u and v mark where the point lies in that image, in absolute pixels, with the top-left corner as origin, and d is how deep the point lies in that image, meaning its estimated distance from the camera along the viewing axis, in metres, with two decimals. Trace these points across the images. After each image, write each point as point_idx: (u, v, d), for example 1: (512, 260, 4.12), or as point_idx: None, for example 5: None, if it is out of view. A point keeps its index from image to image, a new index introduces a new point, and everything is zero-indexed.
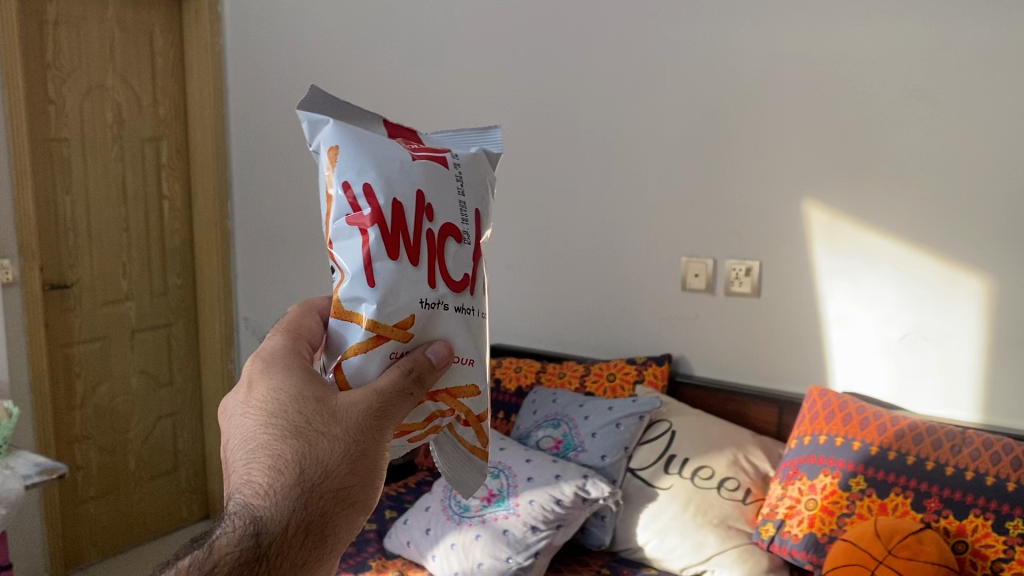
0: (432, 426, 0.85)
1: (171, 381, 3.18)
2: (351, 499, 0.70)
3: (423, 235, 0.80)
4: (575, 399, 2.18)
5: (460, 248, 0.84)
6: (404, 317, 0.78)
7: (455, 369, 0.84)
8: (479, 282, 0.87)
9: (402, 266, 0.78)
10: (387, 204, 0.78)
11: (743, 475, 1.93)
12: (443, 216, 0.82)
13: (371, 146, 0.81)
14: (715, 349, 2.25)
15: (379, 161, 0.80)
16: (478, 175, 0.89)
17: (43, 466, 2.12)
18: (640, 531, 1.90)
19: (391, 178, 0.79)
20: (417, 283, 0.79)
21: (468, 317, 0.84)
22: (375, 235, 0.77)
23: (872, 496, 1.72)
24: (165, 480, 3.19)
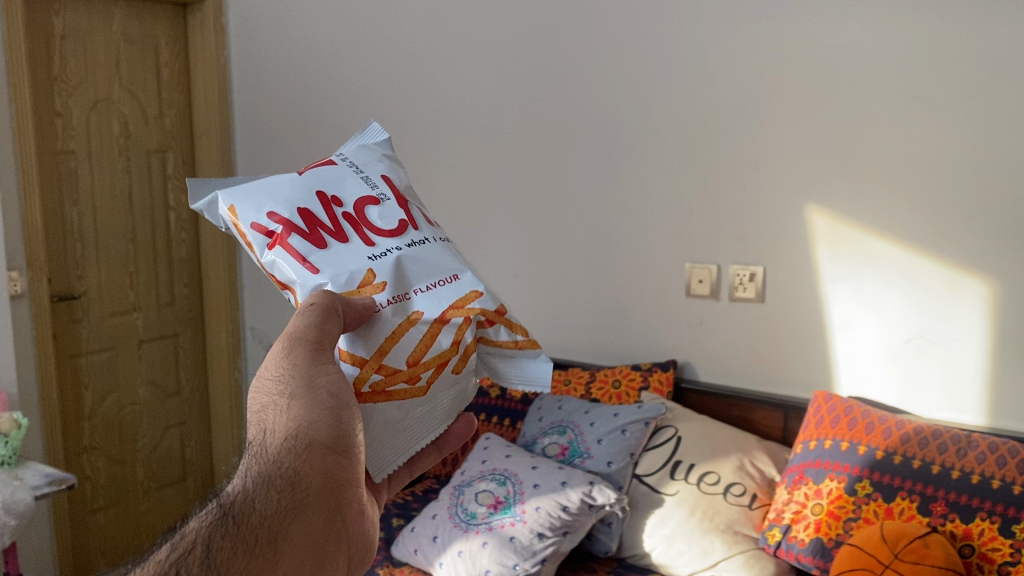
0: (464, 346, 0.92)
1: (179, 391, 3.19)
2: (310, 436, 0.75)
3: (340, 216, 0.92)
4: (580, 405, 2.17)
5: (382, 207, 0.95)
6: (365, 276, 0.88)
7: (445, 290, 0.92)
8: (418, 219, 0.97)
9: (333, 248, 0.89)
10: (294, 214, 0.89)
11: (749, 480, 1.94)
12: (349, 197, 0.94)
13: (257, 187, 0.92)
14: (720, 356, 2.25)
15: (272, 193, 0.91)
16: (369, 156, 1.01)
17: (52, 477, 2.13)
18: (646, 537, 1.90)
19: (286, 196, 0.91)
20: (357, 249, 0.90)
21: (425, 246, 0.94)
22: (296, 238, 0.88)
23: (878, 500, 1.72)
24: (173, 490, 3.20)
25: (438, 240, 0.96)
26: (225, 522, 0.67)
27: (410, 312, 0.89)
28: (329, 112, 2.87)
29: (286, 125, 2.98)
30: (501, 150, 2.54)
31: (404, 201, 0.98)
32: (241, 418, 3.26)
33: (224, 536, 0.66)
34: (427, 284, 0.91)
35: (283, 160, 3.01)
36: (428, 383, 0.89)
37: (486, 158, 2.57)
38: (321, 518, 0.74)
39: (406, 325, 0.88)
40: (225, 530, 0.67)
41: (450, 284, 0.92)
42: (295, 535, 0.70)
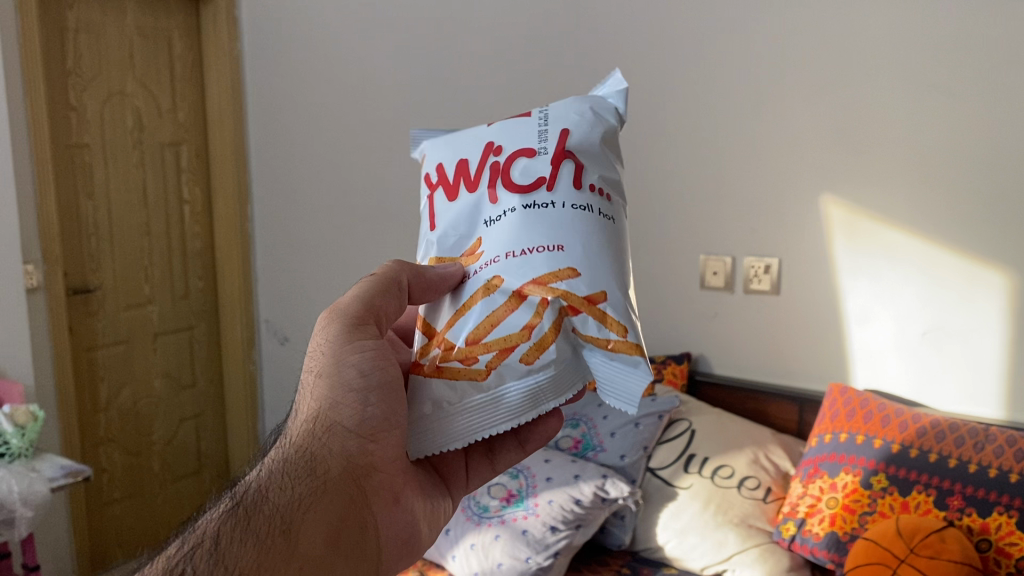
0: (538, 333, 0.83)
1: (193, 383, 3.20)
2: (330, 420, 0.80)
3: (486, 168, 0.93)
4: (593, 398, 2.15)
5: (534, 160, 0.92)
6: (470, 245, 0.92)
7: (536, 258, 0.86)
8: (563, 179, 0.90)
9: (459, 203, 0.93)
10: (455, 164, 0.96)
11: (763, 474, 1.93)
12: (512, 146, 0.94)
13: (455, 136, 1.00)
14: (734, 349, 2.24)
15: (455, 142, 0.99)
16: (573, 107, 0.95)
17: (68, 469, 2.15)
18: (660, 530, 1.89)
19: (459, 146, 0.97)
20: (477, 206, 0.92)
21: (548, 213, 0.88)
22: (439, 193, 0.96)
23: (894, 494, 1.71)
24: (188, 482, 3.22)
25: (572, 207, 0.88)
26: (237, 514, 0.72)
27: (488, 276, 0.87)
28: (341, 105, 2.88)
29: (298, 119, 2.98)
30: None
31: (567, 155, 0.91)
32: (256, 412, 3.27)
33: (235, 524, 0.71)
34: (523, 248, 0.87)
35: (296, 152, 3.01)
36: (488, 370, 0.83)
37: None
38: (343, 503, 0.76)
39: (478, 296, 0.87)
40: (235, 519, 0.72)
41: (548, 251, 0.86)
42: (311, 517, 0.73)
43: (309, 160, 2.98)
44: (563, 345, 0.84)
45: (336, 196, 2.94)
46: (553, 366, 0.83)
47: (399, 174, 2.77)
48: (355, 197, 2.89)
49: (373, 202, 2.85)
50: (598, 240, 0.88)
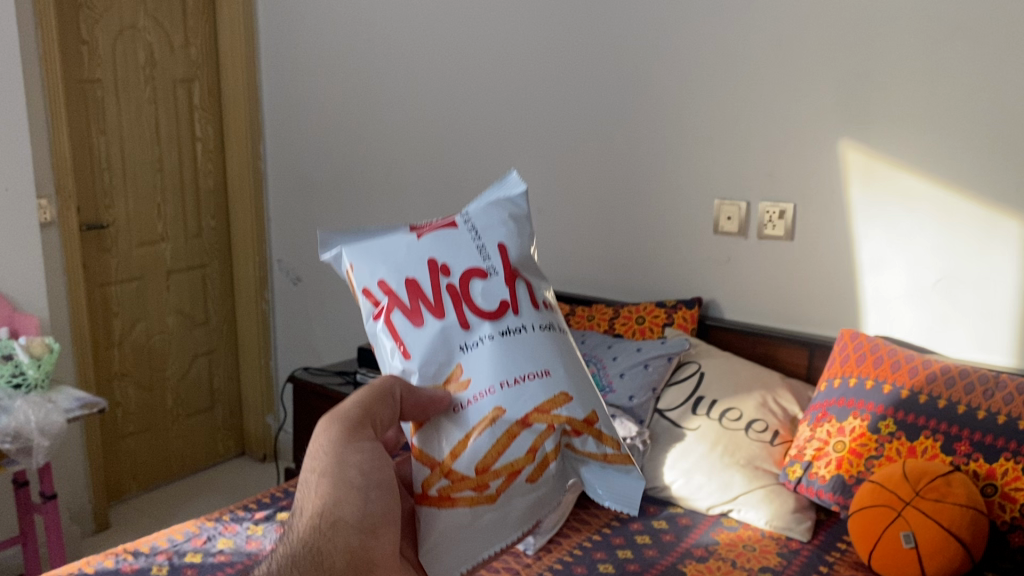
0: (542, 454, 0.85)
1: (206, 321, 3.22)
2: (334, 518, 0.80)
3: (444, 290, 0.86)
4: (604, 339, 2.17)
5: (489, 281, 0.88)
6: (451, 370, 0.86)
7: (531, 385, 0.84)
8: (523, 300, 0.90)
9: (427, 328, 0.85)
10: (399, 284, 0.86)
11: (771, 417, 1.93)
12: (459, 266, 0.88)
13: (381, 247, 0.89)
14: (746, 294, 2.24)
15: (386, 254, 0.89)
16: (493, 215, 0.93)
17: (83, 401, 2.17)
18: (667, 470, 1.90)
19: (399, 263, 0.87)
20: (449, 333, 0.85)
21: (524, 336, 0.87)
22: (397, 316, 0.86)
23: (901, 439, 1.72)
24: (201, 418, 3.26)
25: (538, 328, 0.89)
26: None
27: (488, 408, 0.83)
28: (355, 42, 2.84)
29: (311, 58, 2.95)
30: (528, 83, 2.50)
31: (515, 274, 0.90)
32: (268, 350, 3.30)
33: None
34: (514, 375, 0.84)
35: (310, 91, 2.98)
36: (497, 492, 0.83)
37: (513, 90, 2.53)
38: None
39: (482, 425, 0.83)
40: None
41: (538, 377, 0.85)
42: None
43: (322, 98, 2.96)
44: (558, 461, 0.87)
45: (349, 135, 2.92)
46: (549, 480, 0.86)
47: (413, 115, 2.75)
48: (368, 137, 2.87)
49: (387, 142, 2.83)
50: (568, 362, 0.89)
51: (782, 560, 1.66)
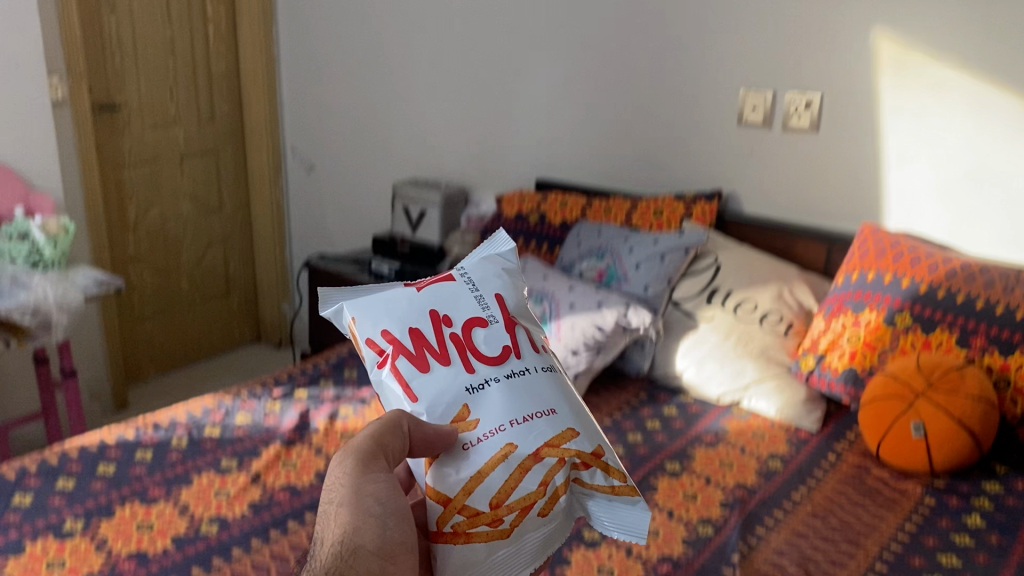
0: (553, 488, 0.83)
1: (221, 207, 3.21)
2: (353, 541, 0.72)
3: (448, 338, 0.87)
4: (620, 231, 2.12)
5: (490, 328, 0.89)
6: (458, 410, 0.84)
7: (540, 423, 0.84)
8: (524, 345, 0.91)
9: (433, 373, 0.85)
10: (403, 333, 0.87)
11: (786, 310, 1.92)
12: (460, 315, 0.89)
13: (381, 300, 0.91)
14: (767, 187, 2.20)
15: (388, 307, 0.90)
16: (489, 270, 0.96)
17: (100, 280, 2.18)
18: (679, 358, 1.92)
19: (401, 314, 0.88)
20: (456, 377, 0.85)
21: (528, 378, 0.88)
22: (403, 362, 0.86)
23: (917, 333, 1.72)
24: (217, 303, 3.29)
25: (539, 369, 0.90)
26: None
27: (501, 445, 0.82)
28: None
29: None
30: None
31: (515, 320, 0.92)
32: (283, 238, 3.30)
33: None
34: (522, 413, 0.84)
35: None
36: (511, 526, 0.81)
37: None
38: None
39: (494, 461, 0.82)
40: None
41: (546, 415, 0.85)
42: None
43: None
44: (568, 497, 0.85)
45: (364, 18, 2.84)
46: (559, 515, 0.85)
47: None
48: (384, 20, 2.80)
49: (404, 26, 2.75)
50: (571, 404, 0.90)
51: (791, 449, 1.69)
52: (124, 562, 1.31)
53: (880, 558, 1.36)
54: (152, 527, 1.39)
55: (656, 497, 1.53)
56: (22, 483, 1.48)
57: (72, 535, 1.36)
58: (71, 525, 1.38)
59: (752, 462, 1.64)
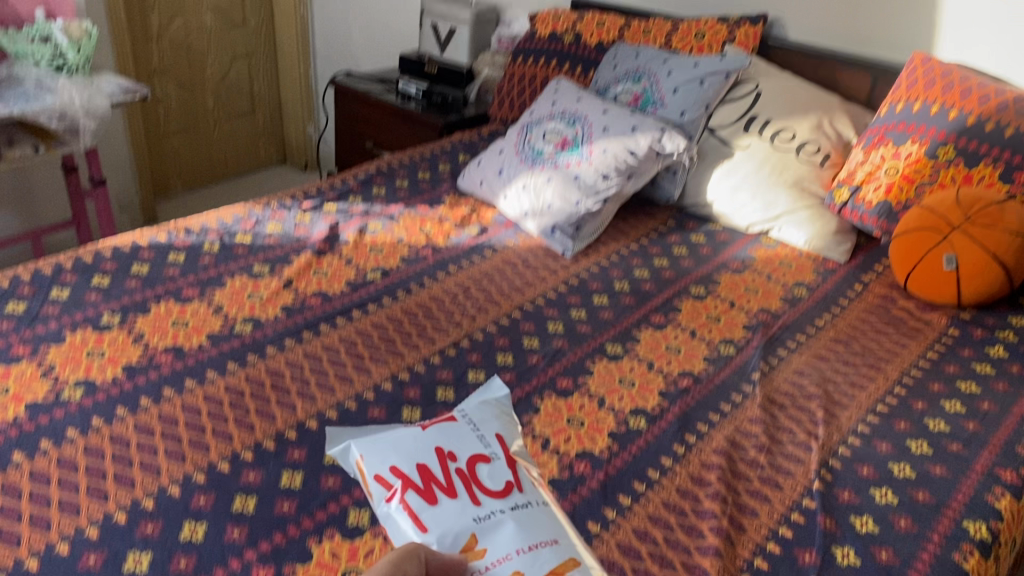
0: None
1: (245, 22, 3.10)
2: None
3: (455, 476, 0.99)
4: (660, 54, 2.05)
5: (493, 465, 1.02)
6: (466, 539, 0.90)
7: (543, 552, 0.88)
8: (525, 481, 1.01)
9: (441, 506, 0.94)
10: (413, 472, 1.00)
11: (825, 141, 1.87)
12: (464, 454, 1.04)
13: (391, 439, 1.06)
14: (816, 13, 2.10)
15: (397, 448, 1.04)
16: (486, 412, 1.18)
17: (125, 88, 2.15)
18: (711, 186, 1.89)
19: (408, 453, 1.03)
20: (464, 512, 0.93)
21: (531, 511, 0.95)
22: (413, 496, 0.96)
23: (958, 167, 1.68)
24: (242, 122, 3.25)
25: (540, 505, 0.97)
26: None
27: None
28: None
29: None
30: None
31: (513, 461, 1.05)
32: (309, 57, 3.22)
33: None
34: (527, 543, 0.88)
35: None
36: None
37: None
38: None
39: None
40: None
41: (551, 543, 0.89)
42: None
43: None
44: None
45: None
46: None
47: None
48: None
49: None
50: (568, 534, 0.94)
51: (818, 278, 1.69)
52: (161, 355, 1.35)
53: (899, 383, 1.38)
54: (187, 324, 1.43)
55: (680, 318, 1.55)
56: (58, 278, 1.51)
57: (110, 329, 1.39)
58: (108, 319, 1.42)
59: (778, 289, 1.65)
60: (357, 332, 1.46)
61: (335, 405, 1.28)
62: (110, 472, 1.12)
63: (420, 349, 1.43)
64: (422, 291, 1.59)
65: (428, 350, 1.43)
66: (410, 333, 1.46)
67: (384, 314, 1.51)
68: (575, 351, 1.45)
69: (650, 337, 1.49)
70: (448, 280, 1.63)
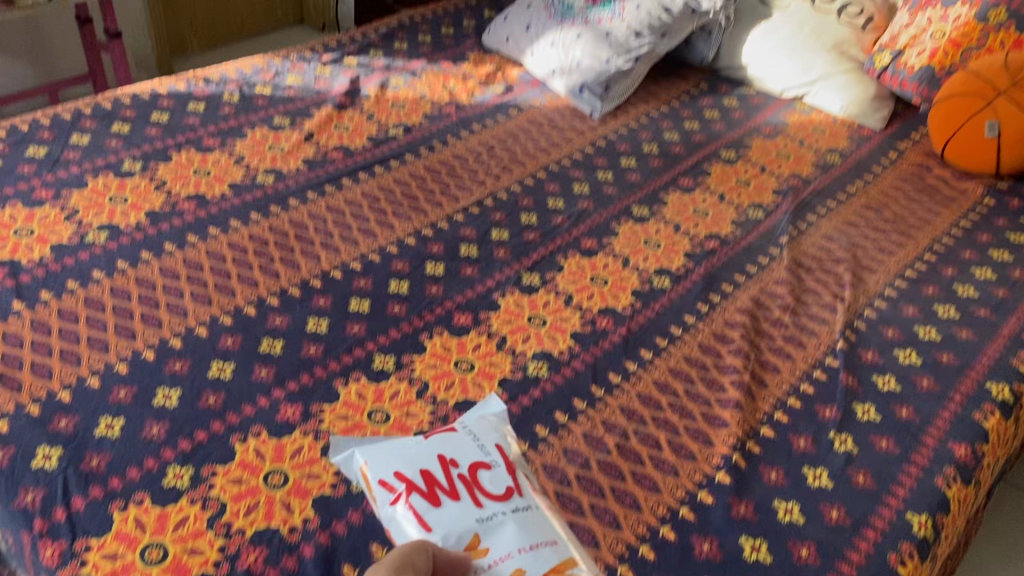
0: None
1: None
2: None
3: (455, 480, 0.76)
4: None
5: (494, 471, 0.78)
6: (470, 539, 0.69)
7: (545, 551, 0.69)
8: (527, 488, 0.78)
9: (445, 507, 0.72)
10: (415, 474, 0.77)
11: (869, 2, 1.79)
12: (466, 458, 0.80)
13: (391, 446, 0.82)
14: None
15: (399, 453, 0.81)
16: (486, 425, 0.88)
17: None
18: (746, 49, 1.83)
19: (409, 457, 0.80)
20: (465, 511, 0.72)
21: (533, 514, 0.73)
22: (415, 498, 0.74)
23: (1009, 32, 1.62)
24: None
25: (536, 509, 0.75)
26: None
27: (506, 569, 0.67)
28: None
29: None
30: None
31: (515, 468, 0.81)
32: None
33: None
34: (529, 540, 0.69)
35: None
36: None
37: None
38: None
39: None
40: None
41: (550, 543, 0.70)
42: None
43: None
44: None
45: None
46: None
47: None
48: None
49: None
50: (575, 544, 0.73)
51: (851, 145, 1.64)
52: (184, 203, 1.34)
53: (930, 250, 1.36)
54: (209, 173, 1.41)
55: (708, 181, 1.52)
56: (77, 124, 1.49)
57: (132, 176, 1.38)
58: (129, 166, 1.40)
59: (809, 155, 1.60)
60: (379, 187, 1.43)
61: (359, 257, 1.27)
62: (137, 313, 1.12)
63: (444, 206, 1.41)
64: (445, 148, 1.56)
65: (451, 208, 1.40)
66: (433, 189, 1.44)
67: (407, 170, 1.48)
68: (601, 212, 1.42)
69: (677, 200, 1.47)
70: (473, 137, 1.60)
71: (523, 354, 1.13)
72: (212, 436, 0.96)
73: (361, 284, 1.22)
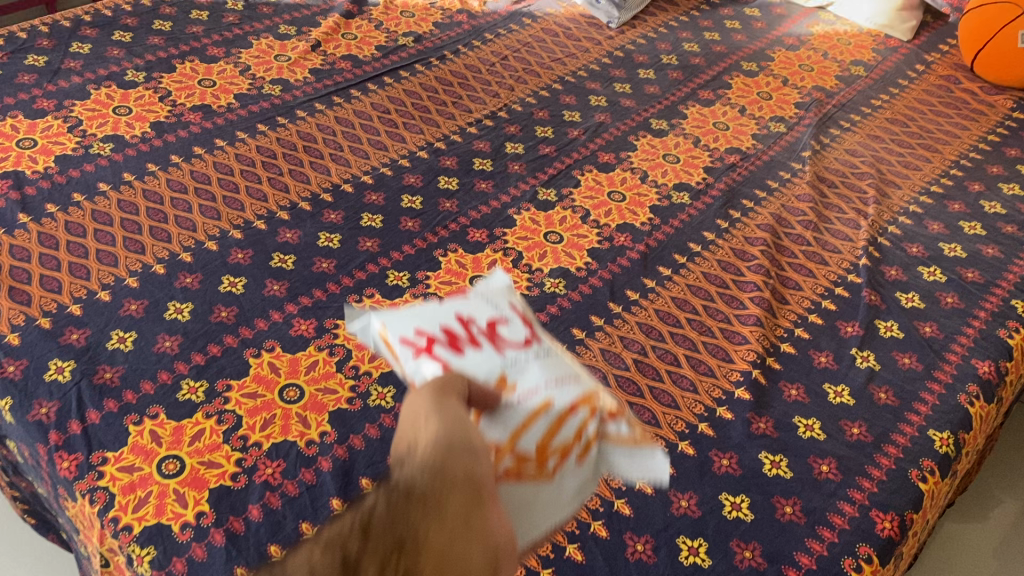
0: (585, 437, 0.66)
1: None
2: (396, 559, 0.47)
3: (476, 332, 0.72)
4: None
5: (509, 323, 0.75)
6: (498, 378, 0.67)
7: (567, 385, 0.68)
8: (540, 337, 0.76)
9: (476, 356, 0.68)
10: (436, 328, 0.71)
11: None
12: (482, 312, 0.75)
13: (404, 306, 0.75)
14: None
15: (414, 310, 0.74)
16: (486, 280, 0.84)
17: None
18: None
19: (426, 313, 0.73)
20: (493, 357, 0.69)
21: (552, 357, 0.72)
22: (440, 351, 0.68)
23: None
24: None
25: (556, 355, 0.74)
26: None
27: (538, 403, 0.65)
28: None
29: None
30: None
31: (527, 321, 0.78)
32: None
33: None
34: (553, 377, 0.68)
35: None
36: None
37: None
38: None
39: (534, 415, 0.64)
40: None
41: (571, 378, 0.69)
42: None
43: None
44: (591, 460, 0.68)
45: None
46: None
47: None
48: None
49: None
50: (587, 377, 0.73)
51: (878, 56, 1.58)
52: (190, 115, 1.30)
53: (956, 164, 1.32)
54: (214, 84, 1.37)
55: (729, 95, 1.47)
56: (77, 33, 1.44)
57: (135, 86, 1.34)
58: (132, 76, 1.36)
59: (833, 67, 1.55)
60: (390, 99, 1.39)
61: (370, 171, 1.24)
62: (145, 227, 1.10)
63: (457, 119, 1.37)
64: (458, 58, 1.51)
65: (464, 120, 1.36)
66: (445, 101, 1.40)
67: (419, 82, 1.43)
68: (619, 125, 1.38)
69: (697, 113, 1.42)
70: (486, 48, 1.54)
71: (539, 270, 1.10)
72: (226, 350, 0.95)
73: (373, 198, 1.19)
